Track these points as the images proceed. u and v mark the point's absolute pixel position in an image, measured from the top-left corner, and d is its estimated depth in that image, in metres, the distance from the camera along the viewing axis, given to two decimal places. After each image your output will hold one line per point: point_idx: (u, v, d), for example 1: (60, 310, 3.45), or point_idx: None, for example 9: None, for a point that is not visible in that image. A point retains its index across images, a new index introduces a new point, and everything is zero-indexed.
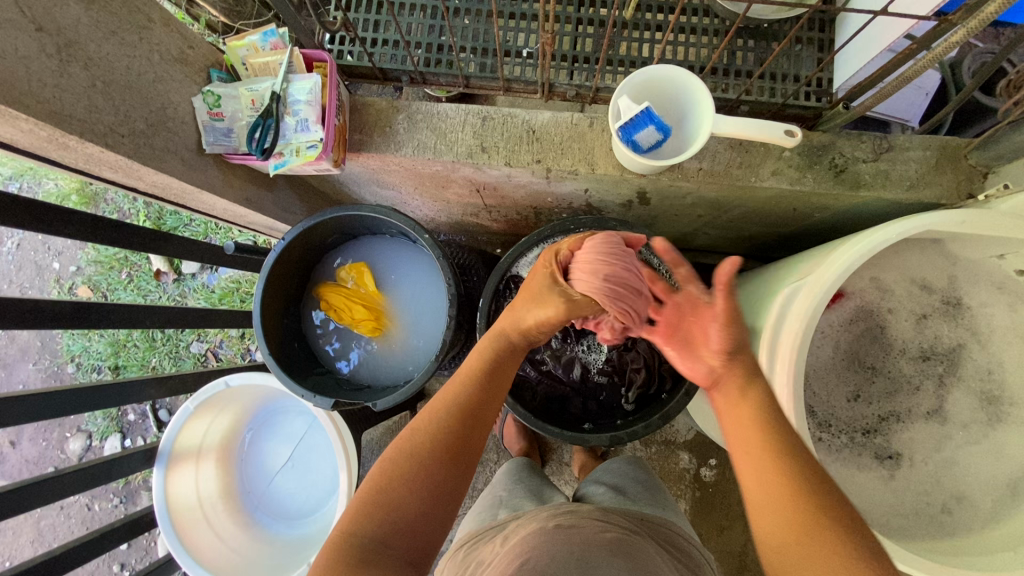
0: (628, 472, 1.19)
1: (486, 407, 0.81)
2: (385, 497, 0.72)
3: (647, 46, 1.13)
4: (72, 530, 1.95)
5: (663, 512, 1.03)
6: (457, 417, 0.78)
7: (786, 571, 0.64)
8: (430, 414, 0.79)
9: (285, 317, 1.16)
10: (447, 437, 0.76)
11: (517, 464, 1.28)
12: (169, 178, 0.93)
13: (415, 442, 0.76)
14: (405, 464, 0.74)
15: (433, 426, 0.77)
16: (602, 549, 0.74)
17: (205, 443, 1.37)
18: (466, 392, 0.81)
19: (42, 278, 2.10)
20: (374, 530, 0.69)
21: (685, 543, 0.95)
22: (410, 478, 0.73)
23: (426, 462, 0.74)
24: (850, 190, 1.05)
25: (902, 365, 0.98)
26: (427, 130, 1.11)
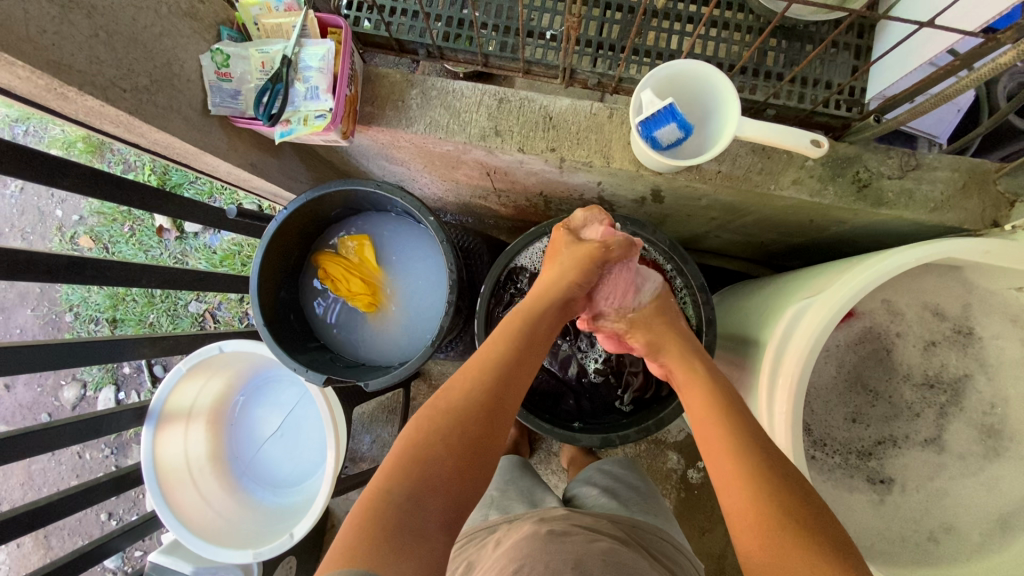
0: (621, 476, 1.19)
1: (520, 372, 0.83)
2: (420, 458, 0.72)
3: (677, 37, 1.07)
4: (62, 476, 1.98)
5: (652, 518, 1.04)
6: (494, 381, 0.80)
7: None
8: (465, 378, 0.80)
9: (282, 287, 1.14)
10: (486, 395, 0.78)
11: (508, 461, 1.29)
12: (172, 138, 0.90)
13: (453, 405, 0.77)
14: (442, 421, 0.75)
15: (471, 384, 0.79)
16: (594, 558, 0.79)
17: (195, 406, 1.37)
18: (504, 354, 0.83)
19: (44, 225, 2.09)
20: (406, 491, 0.68)
21: (674, 551, 0.98)
22: (448, 435, 0.74)
23: (464, 421, 0.75)
24: (872, 207, 1.01)
25: (904, 391, 0.96)
26: (440, 108, 1.08)
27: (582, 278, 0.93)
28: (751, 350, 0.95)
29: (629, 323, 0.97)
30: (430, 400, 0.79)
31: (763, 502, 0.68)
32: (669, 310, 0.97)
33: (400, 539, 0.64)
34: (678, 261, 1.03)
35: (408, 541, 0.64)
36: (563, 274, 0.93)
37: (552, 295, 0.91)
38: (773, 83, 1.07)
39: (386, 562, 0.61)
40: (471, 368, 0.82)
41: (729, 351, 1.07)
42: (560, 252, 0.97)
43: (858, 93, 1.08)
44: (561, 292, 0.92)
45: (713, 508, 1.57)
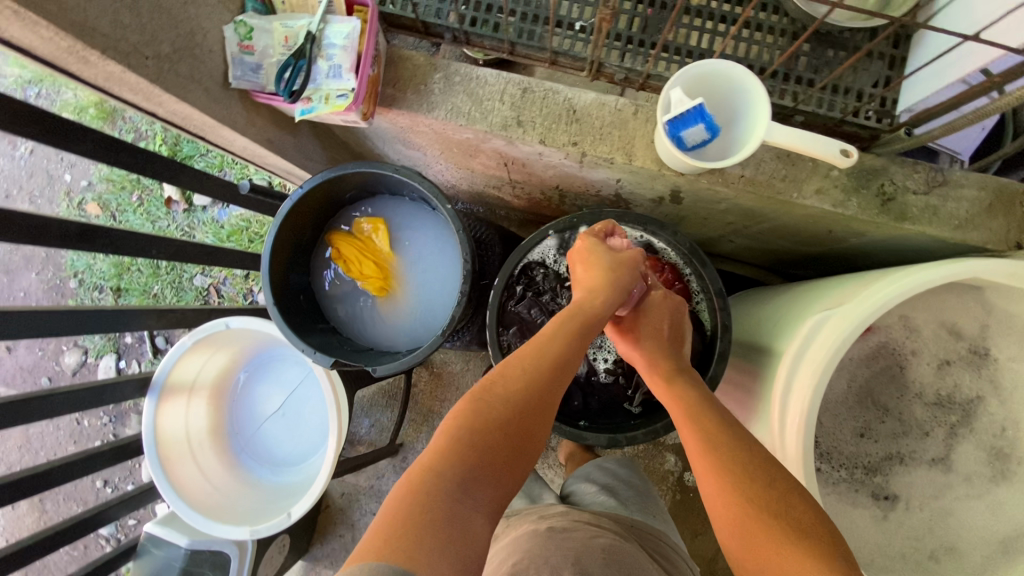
0: (619, 475, 1.18)
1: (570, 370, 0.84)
2: (473, 444, 0.72)
3: (708, 37, 1.05)
4: (59, 441, 1.98)
5: (651, 519, 1.04)
6: (549, 377, 0.80)
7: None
8: (521, 369, 0.80)
9: (294, 267, 1.13)
10: (541, 390, 0.79)
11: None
12: (191, 109, 0.89)
13: (507, 395, 0.77)
14: (500, 410, 0.76)
15: (529, 376, 0.79)
16: (595, 554, 0.79)
17: (198, 380, 1.37)
18: (558, 351, 0.83)
19: (52, 189, 2.08)
20: (457, 478, 0.68)
21: (672, 552, 0.98)
22: (505, 426, 0.75)
23: (521, 413, 0.76)
24: (895, 221, 1.00)
25: (915, 409, 0.95)
26: (462, 94, 1.06)
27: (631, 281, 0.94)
28: (765, 359, 0.94)
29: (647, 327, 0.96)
30: (483, 386, 0.79)
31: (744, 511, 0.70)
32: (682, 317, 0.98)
33: (452, 524, 0.64)
34: (696, 264, 1.02)
35: (461, 528, 0.64)
36: (609, 276, 0.92)
37: (600, 296, 0.90)
38: (806, 89, 1.05)
39: (437, 550, 0.60)
40: (525, 359, 0.81)
41: (740, 358, 1.06)
42: (591, 254, 0.95)
43: (890, 103, 1.05)
44: (616, 293, 0.92)
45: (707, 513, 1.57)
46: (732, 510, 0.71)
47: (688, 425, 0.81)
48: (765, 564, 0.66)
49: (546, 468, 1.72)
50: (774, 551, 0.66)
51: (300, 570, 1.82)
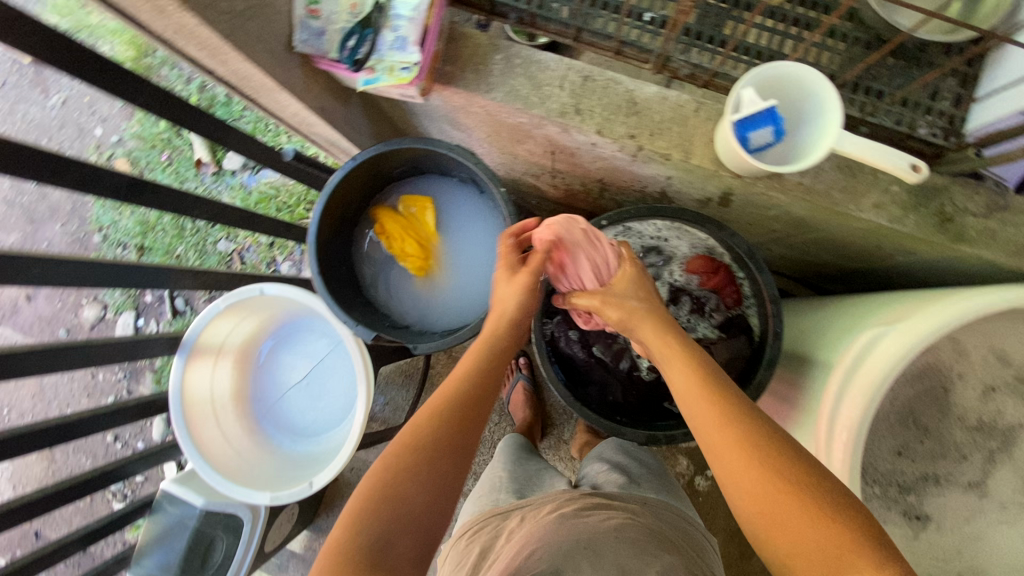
0: (634, 454, 1.17)
1: (484, 401, 0.82)
2: (388, 499, 0.72)
3: (778, 38, 1.03)
4: (73, 393, 2.00)
5: (664, 495, 1.04)
6: (457, 417, 0.79)
7: (776, 543, 0.68)
8: (427, 413, 0.80)
9: (338, 240, 1.13)
10: (451, 430, 0.78)
11: (513, 443, 1.30)
12: (256, 70, 0.88)
13: (419, 442, 0.76)
14: (411, 457, 0.75)
15: (438, 418, 0.78)
16: (608, 535, 0.80)
17: (227, 342, 1.37)
18: (466, 391, 0.82)
19: (82, 141, 2.07)
20: (375, 532, 0.69)
21: (686, 525, 0.98)
22: (418, 473, 0.74)
23: (434, 457, 0.75)
24: (952, 242, 0.98)
25: (955, 432, 0.95)
26: (522, 77, 1.04)
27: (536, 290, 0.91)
28: (812, 370, 0.93)
29: (606, 298, 0.95)
30: (395, 440, 0.78)
31: (772, 474, 0.69)
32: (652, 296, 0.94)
33: None
34: (752, 269, 1.00)
35: None
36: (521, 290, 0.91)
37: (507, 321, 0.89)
38: (874, 100, 1.03)
39: None
40: (434, 401, 0.81)
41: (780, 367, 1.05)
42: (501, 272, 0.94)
43: (957, 122, 1.01)
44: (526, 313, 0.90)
45: (715, 518, 1.58)
46: (765, 490, 0.69)
47: (697, 391, 0.79)
48: (791, 530, 0.66)
49: (557, 460, 1.73)
50: (815, 533, 0.65)
51: (305, 539, 1.83)
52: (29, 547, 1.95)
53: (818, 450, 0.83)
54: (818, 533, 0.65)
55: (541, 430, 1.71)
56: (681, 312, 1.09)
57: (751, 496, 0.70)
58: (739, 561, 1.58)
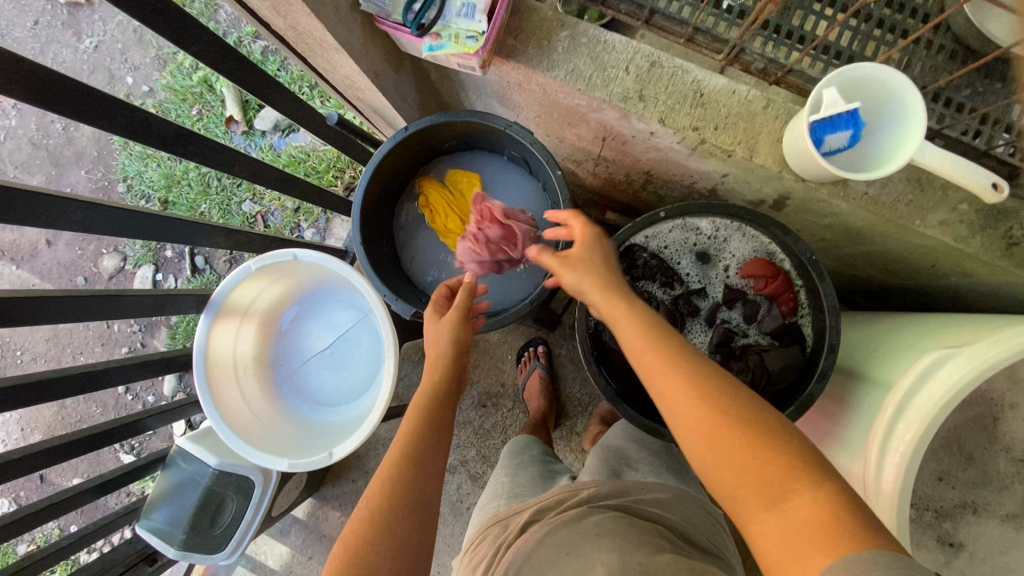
0: (638, 437, 1.15)
1: (433, 449, 0.84)
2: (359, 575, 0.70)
3: (859, 40, 0.99)
4: (87, 341, 1.99)
5: (669, 478, 1.01)
6: (413, 472, 0.80)
7: (735, 499, 0.64)
8: (382, 478, 0.79)
9: (381, 213, 1.11)
10: (409, 486, 0.79)
11: (518, 445, 1.28)
12: (318, 26, 0.85)
13: (376, 510, 0.76)
14: (374, 523, 0.74)
15: (390, 477, 0.79)
16: (588, 535, 0.81)
17: (253, 306, 1.35)
18: (416, 445, 0.83)
19: (113, 88, 2.03)
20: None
21: (700, 511, 0.96)
22: (382, 539, 0.73)
23: (395, 519, 0.75)
24: (1017, 268, 0.95)
25: (1000, 463, 0.92)
26: (586, 58, 1.00)
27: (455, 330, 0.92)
28: (862, 387, 0.90)
29: (562, 260, 0.84)
30: (352, 519, 0.76)
31: (722, 423, 0.65)
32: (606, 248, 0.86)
33: None
34: (813, 278, 0.97)
35: None
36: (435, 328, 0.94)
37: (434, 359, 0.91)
38: (953, 112, 0.99)
39: None
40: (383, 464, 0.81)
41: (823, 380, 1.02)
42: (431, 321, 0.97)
43: None
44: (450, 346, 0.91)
45: None
46: (708, 425, 0.65)
47: (650, 346, 0.72)
48: (745, 482, 0.63)
49: (567, 451, 1.72)
50: (768, 481, 0.61)
51: (309, 506, 1.83)
52: (34, 489, 1.96)
53: (865, 470, 0.81)
54: (764, 477, 0.62)
55: (555, 420, 1.70)
56: (733, 317, 1.08)
57: (695, 435, 0.66)
58: None
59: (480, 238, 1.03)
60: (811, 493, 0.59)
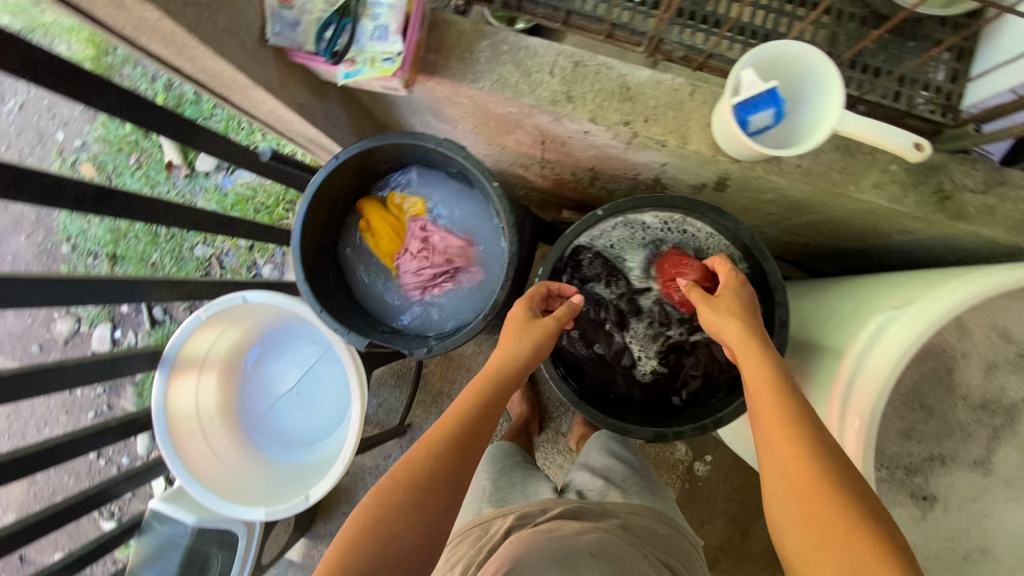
0: (617, 454, 1.18)
1: (483, 441, 0.81)
2: (382, 531, 0.68)
3: (773, 16, 1.00)
4: (50, 412, 1.90)
5: (650, 499, 1.05)
6: (454, 448, 0.77)
7: (805, 554, 0.64)
8: (423, 447, 0.77)
9: (322, 243, 1.09)
10: (447, 467, 0.75)
11: (500, 449, 1.28)
12: (227, 66, 0.82)
13: (417, 477, 0.73)
14: (406, 491, 0.72)
15: (429, 448, 0.76)
16: (583, 552, 0.83)
17: (210, 355, 1.30)
18: (466, 424, 0.80)
19: (43, 147, 1.96)
20: (366, 563, 0.66)
21: (676, 533, 1.01)
22: (411, 507, 0.70)
23: (427, 491, 0.72)
24: (951, 220, 0.97)
25: (960, 411, 0.95)
26: (510, 65, 1.00)
27: (535, 350, 0.90)
28: (818, 356, 0.92)
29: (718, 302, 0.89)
30: (390, 472, 0.75)
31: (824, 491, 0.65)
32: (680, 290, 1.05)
33: None
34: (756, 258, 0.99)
35: None
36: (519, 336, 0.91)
37: (514, 361, 0.88)
38: (870, 77, 1.01)
39: None
40: (428, 437, 0.78)
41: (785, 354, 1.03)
42: (517, 321, 0.93)
43: (955, 98, 1.00)
44: (524, 362, 0.89)
45: (713, 502, 1.68)
46: (806, 490, 0.66)
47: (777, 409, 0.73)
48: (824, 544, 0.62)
49: (555, 453, 1.71)
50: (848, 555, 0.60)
51: (302, 547, 1.78)
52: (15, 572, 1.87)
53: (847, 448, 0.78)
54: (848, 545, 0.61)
55: (538, 424, 1.69)
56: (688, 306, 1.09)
57: (791, 496, 0.67)
58: (737, 543, 1.67)
59: (424, 251, 1.10)
60: (889, 574, 0.58)
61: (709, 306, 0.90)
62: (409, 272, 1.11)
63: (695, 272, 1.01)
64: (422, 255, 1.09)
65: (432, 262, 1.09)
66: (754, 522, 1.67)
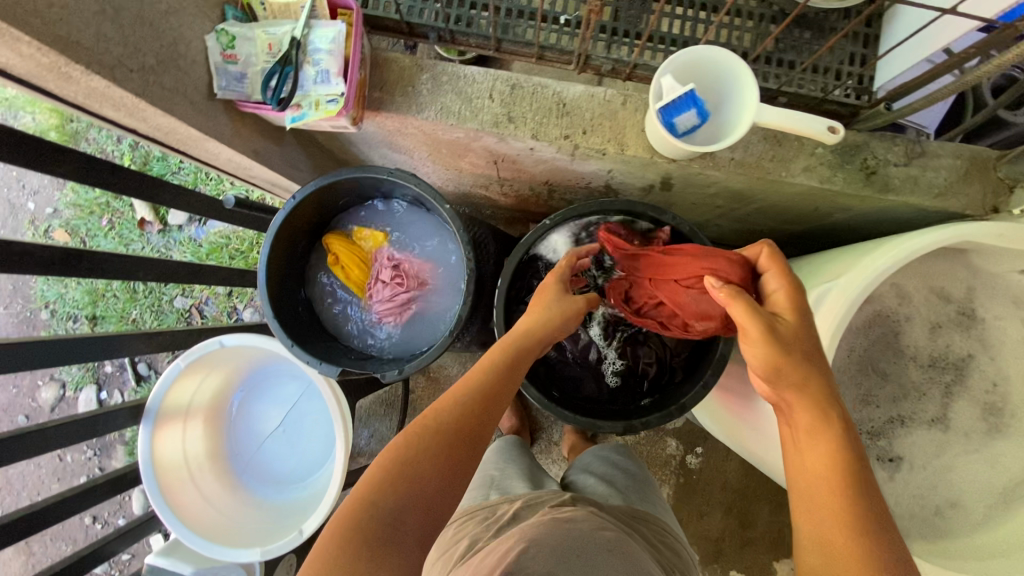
0: (618, 463, 1.24)
1: (507, 391, 0.82)
2: (409, 467, 0.71)
3: (690, 25, 1.09)
4: (42, 480, 1.89)
5: (651, 507, 1.10)
6: (477, 399, 0.78)
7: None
8: (451, 396, 0.78)
9: (288, 280, 1.12)
10: (471, 418, 0.77)
11: (509, 445, 1.30)
12: (177, 122, 0.87)
13: (443, 423, 0.75)
14: (430, 439, 0.74)
15: (456, 403, 0.77)
16: (599, 545, 0.80)
17: (193, 404, 1.32)
18: (492, 381, 0.81)
19: (16, 218, 1.99)
20: (393, 503, 0.68)
21: (675, 542, 1.04)
22: (435, 452, 0.73)
23: (451, 442, 0.74)
24: (879, 193, 1.03)
25: (911, 372, 1.00)
26: (451, 94, 1.05)
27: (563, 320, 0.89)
28: None
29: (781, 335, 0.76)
30: (418, 418, 0.77)
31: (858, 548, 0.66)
32: (681, 291, 0.95)
33: (378, 553, 0.65)
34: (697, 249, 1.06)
35: (385, 558, 0.64)
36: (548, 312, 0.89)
37: (542, 325, 0.87)
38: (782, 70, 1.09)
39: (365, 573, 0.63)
40: (455, 389, 0.79)
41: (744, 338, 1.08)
42: (550, 291, 0.92)
43: (866, 81, 1.09)
44: (548, 333, 0.88)
45: (709, 493, 1.70)
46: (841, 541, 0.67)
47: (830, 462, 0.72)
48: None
49: (550, 463, 1.73)
50: None
51: None
52: None
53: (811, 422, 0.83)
54: None
55: (529, 436, 1.71)
56: None
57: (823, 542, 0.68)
58: (738, 531, 1.69)
59: (396, 277, 1.14)
60: None
61: (776, 340, 0.76)
62: (382, 299, 1.14)
63: (732, 270, 0.85)
64: (395, 281, 1.13)
65: (405, 287, 1.13)
66: (753, 508, 1.69)
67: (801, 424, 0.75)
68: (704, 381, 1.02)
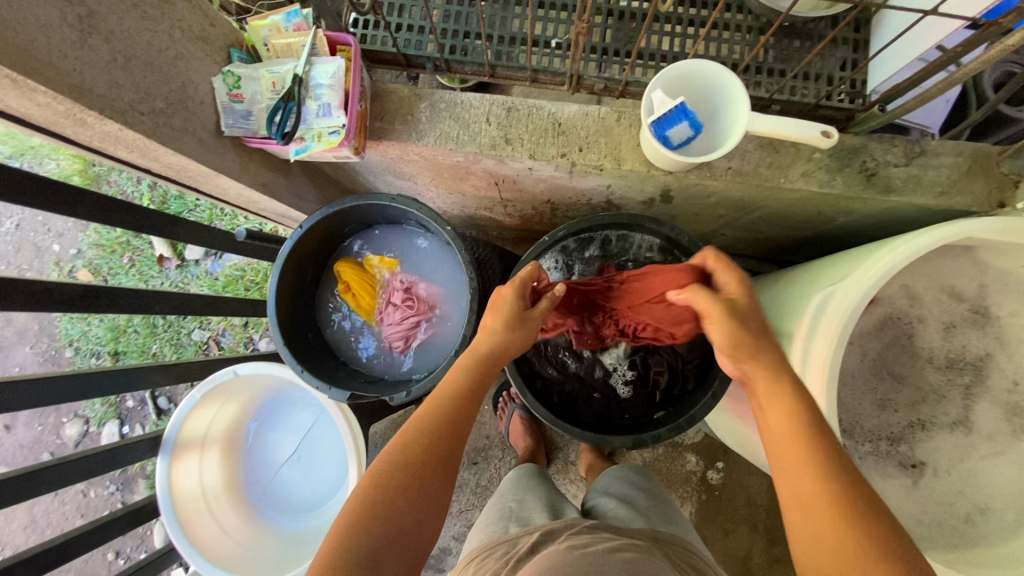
0: (638, 484, 1.22)
1: (470, 411, 0.83)
2: (379, 503, 0.71)
3: (678, 41, 1.12)
4: (66, 517, 1.91)
5: (676, 528, 1.07)
6: (441, 428, 0.79)
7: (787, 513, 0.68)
8: (415, 427, 0.79)
9: (298, 308, 1.15)
10: (438, 448, 0.77)
11: (525, 474, 1.29)
12: (187, 160, 0.91)
13: (410, 453, 0.76)
14: (401, 472, 0.74)
15: (423, 434, 0.78)
16: (617, 569, 0.79)
17: (209, 434, 1.34)
18: (457, 412, 0.81)
19: (41, 260, 2.06)
20: (371, 541, 0.68)
21: (705, 565, 1.01)
22: (406, 487, 0.73)
23: (422, 474, 0.75)
24: (881, 195, 1.03)
25: (929, 375, 0.99)
26: (449, 119, 1.09)
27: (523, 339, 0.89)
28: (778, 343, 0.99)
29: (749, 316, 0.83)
30: (383, 453, 0.76)
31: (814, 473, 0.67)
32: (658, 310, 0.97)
33: None
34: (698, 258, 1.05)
35: None
36: (504, 332, 0.87)
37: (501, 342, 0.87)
38: (768, 78, 1.11)
39: None
40: (415, 418, 0.80)
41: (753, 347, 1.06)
42: (505, 309, 0.88)
43: (859, 85, 1.11)
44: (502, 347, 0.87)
45: (734, 509, 1.65)
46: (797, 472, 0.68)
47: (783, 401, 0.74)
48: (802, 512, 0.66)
49: (567, 483, 1.70)
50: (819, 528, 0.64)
51: None
52: None
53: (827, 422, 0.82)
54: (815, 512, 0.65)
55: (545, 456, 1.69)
56: None
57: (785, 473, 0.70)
58: (766, 549, 1.63)
59: (407, 300, 1.16)
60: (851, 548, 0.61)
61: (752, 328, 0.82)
62: (394, 322, 1.16)
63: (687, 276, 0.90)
64: (407, 304, 1.15)
65: (416, 309, 1.15)
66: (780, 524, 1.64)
67: (763, 384, 0.77)
68: (713, 391, 1.00)
